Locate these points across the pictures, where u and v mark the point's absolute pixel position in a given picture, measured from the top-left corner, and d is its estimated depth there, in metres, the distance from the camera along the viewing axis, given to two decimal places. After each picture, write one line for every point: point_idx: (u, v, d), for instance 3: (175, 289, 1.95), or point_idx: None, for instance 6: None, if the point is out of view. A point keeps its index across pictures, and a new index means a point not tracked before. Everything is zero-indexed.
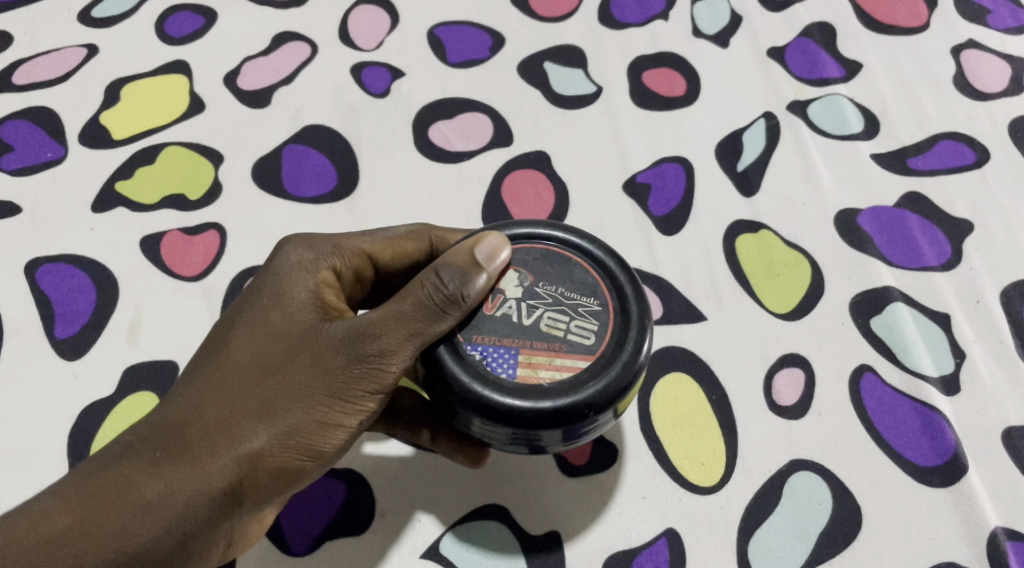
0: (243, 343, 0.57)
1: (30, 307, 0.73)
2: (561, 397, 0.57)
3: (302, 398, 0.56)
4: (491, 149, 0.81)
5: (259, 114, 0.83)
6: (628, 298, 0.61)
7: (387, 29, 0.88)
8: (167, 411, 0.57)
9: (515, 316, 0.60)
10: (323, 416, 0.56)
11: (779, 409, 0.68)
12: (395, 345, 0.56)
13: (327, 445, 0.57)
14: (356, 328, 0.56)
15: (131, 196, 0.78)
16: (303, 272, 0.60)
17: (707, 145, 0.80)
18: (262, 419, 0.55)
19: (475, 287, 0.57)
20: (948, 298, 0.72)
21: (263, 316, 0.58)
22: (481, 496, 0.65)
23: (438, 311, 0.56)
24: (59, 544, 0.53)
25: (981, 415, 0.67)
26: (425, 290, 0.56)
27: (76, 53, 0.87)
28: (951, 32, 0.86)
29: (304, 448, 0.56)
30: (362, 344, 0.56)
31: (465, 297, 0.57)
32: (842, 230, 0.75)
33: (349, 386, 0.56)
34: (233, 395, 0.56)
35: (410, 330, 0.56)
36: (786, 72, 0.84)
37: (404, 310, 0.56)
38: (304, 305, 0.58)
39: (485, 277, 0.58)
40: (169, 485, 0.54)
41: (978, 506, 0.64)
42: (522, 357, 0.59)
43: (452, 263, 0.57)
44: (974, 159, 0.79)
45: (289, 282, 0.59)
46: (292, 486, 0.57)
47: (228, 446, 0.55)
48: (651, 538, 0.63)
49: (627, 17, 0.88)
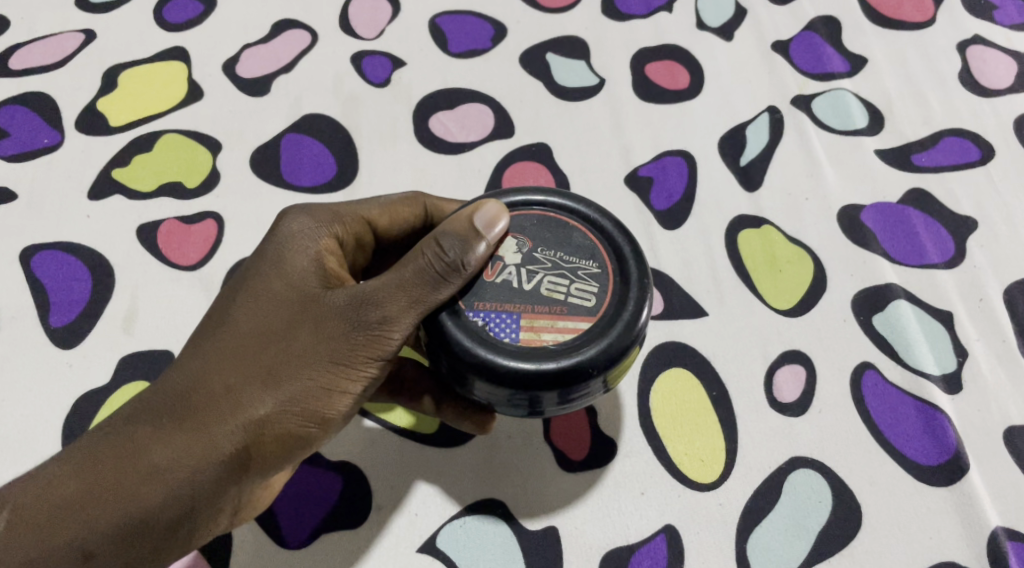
0: (246, 311, 0.57)
1: (24, 293, 0.72)
2: (565, 358, 0.56)
3: (307, 365, 0.55)
4: (492, 141, 0.80)
5: (259, 103, 0.82)
6: (627, 260, 0.60)
7: (388, 17, 0.87)
8: (172, 378, 0.56)
9: (519, 280, 0.59)
10: (328, 383, 0.55)
11: (779, 406, 0.67)
12: (398, 312, 0.55)
13: (332, 411, 0.56)
14: (358, 295, 0.55)
15: (129, 183, 0.77)
16: (306, 240, 0.59)
17: (710, 138, 0.80)
18: (267, 385, 0.55)
19: (475, 255, 0.57)
20: (952, 297, 0.72)
21: (266, 285, 0.57)
22: (480, 476, 0.65)
23: (438, 279, 0.56)
24: (69, 509, 0.53)
25: (983, 414, 0.67)
26: (425, 258, 0.56)
27: (74, 38, 0.86)
28: (957, 27, 0.86)
29: (309, 415, 0.55)
30: (366, 312, 0.55)
31: (466, 265, 0.56)
32: (845, 227, 0.75)
33: (352, 353, 0.55)
34: (238, 363, 0.55)
35: (415, 297, 0.56)
36: (791, 66, 0.84)
37: (404, 277, 0.56)
38: (308, 272, 0.57)
39: (484, 245, 0.57)
40: (176, 452, 0.54)
41: (979, 506, 0.64)
42: (524, 321, 0.58)
43: (451, 231, 0.56)
44: (978, 156, 0.78)
45: (291, 251, 0.58)
46: (298, 454, 0.57)
47: (234, 410, 0.54)
48: (649, 534, 0.63)
49: (631, 9, 0.88)
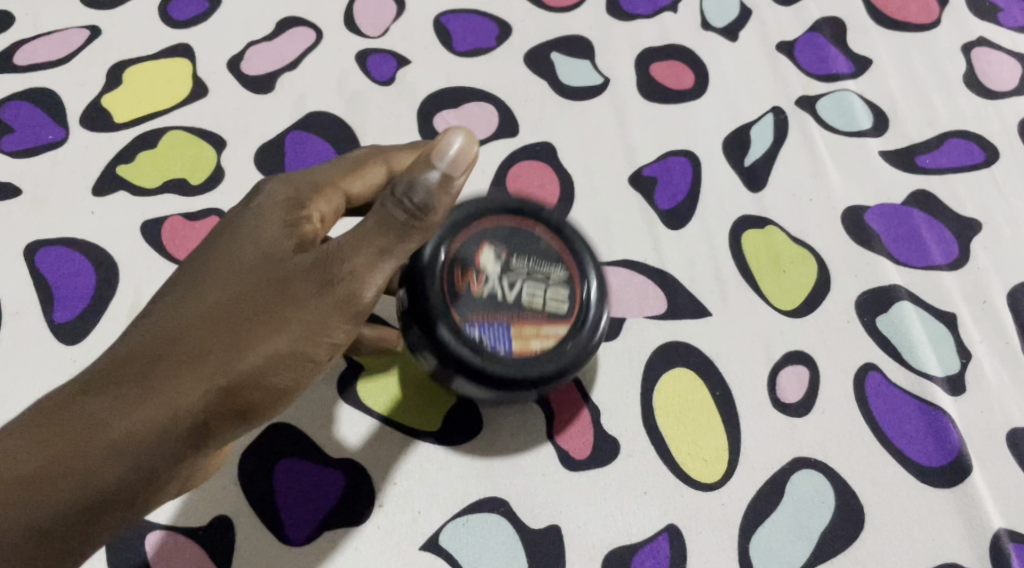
0: (208, 278, 0.55)
1: (28, 289, 0.72)
2: (555, 361, 0.62)
3: (273, 328, 0.54)
4: (496, 139, 0.80)
5: (263, 100, 0.82)
6: (588, 264, 0.66)
7: (393, 15, 0.87)
8: (129, 344, 0.54)
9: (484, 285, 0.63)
10: (294, 346, 0.54)
11: (782, 407, 0.67)
12: (364, 268, 0.55)
13: (297, 376, 0.55)
14: (325, 253, 0.55)
15: (133, 179, 0.78)
16: (269, 203, 0.58)
17: (714, 138, 0.80)
18: (235, 345, 0.53)
19: (443, 199, 0.55)
20: (955, 298, 0.72)
21: (228, 250, 0.56)
22: (482, 474, 0.65)
23: (405, 227, 0.55)
24: (27, 481, 0.51)
25: (986, 416, 0.67)
26: (389, 208, 0.54)
27: (78, 34, 0.86)
28: (962, 29, 0.86)
29: (273, 380, 0.54)
30: (335, 266, 0.54)
31: (432, 209, 0.54)
32: (849, 228, 0.75)
33: (320, 314, 0.54)
34: (200, 329, 0.54)
35: (382, 249, 0.55)
36: (796, 67, 0.84)
37: (369, 229, 0.54)
38: (275, 229, 0.56)
39: (453, 187, 0.55)
40: (136, 421, 0.52)
41: (982, 508, 0.64)
42: (514, 330, 0.62)
43: (413, 173, 0.54)
44: (982, 158, 0.78)
45: (255, 217, 0.57)
46: (263, 418, 0.56)
47: (201, 369, 0.53)
48: (652, 534, 0.63)
49: (636, 9, 0.87)
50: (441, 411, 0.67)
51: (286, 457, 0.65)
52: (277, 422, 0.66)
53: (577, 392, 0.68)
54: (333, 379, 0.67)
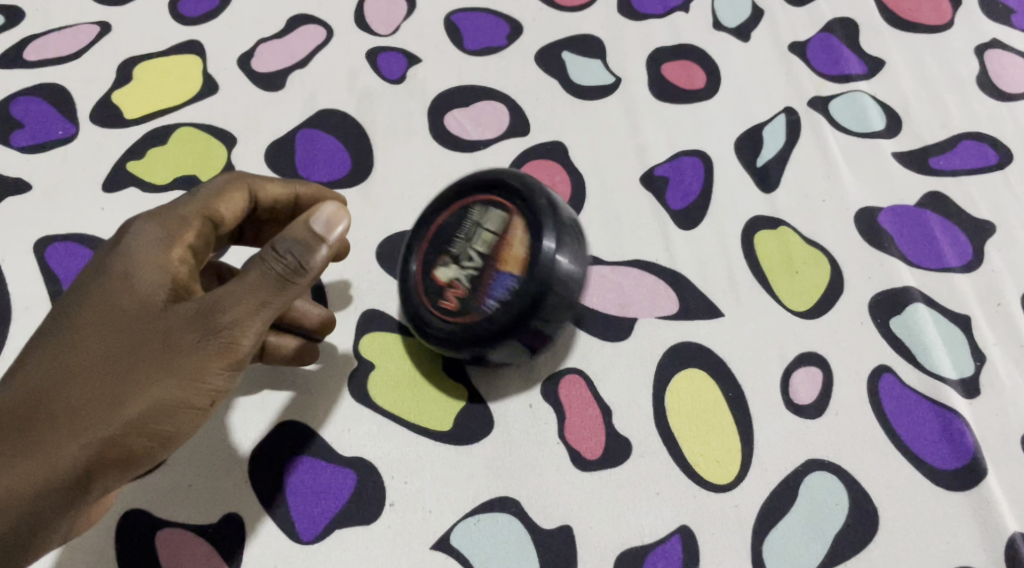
0: (92, 327, 0.57)
1: (37, 285, 0.72)
2: (457, 325, 0.63)
3: (153, 380, 0.55)
4: (507, 138, 0.80)
5: (273, 97, 0.82)
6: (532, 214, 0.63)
7: (403, 14, 0.87)
8: (16, 393, 0.56)
9: (513, 279, 0.62)
10: (174, 397, 0.56)
11: (795, 408, 0.67)
12: (243, 321, 0.56)
13: (177, 427, 0.56)
14: (204, 307, 0.56)
15: (143, 175, 0.77)
16: (152, 249, 0.59)
17: (726, 138, 0.79)
18: (114, 399, 0.55)
19: (318, 258, 0.57)
20: (969, 300, 0.71)
21: (110, 299, 0.57)
22: (494, 473, 0.64)
23: (282, 282, 0.56)
24: None
25: (1001, 419, 0.66)
26: (266, 264, 0.56)
27: (89, 30, 0.86)
28: (975, 31, 0.85)
29: (155, 432, 0.56)
30: (209, 320, 0.55)
31: (308, 267, 0.56)
32: (862, 229, 0.74)
33: (200, 365, 0.56)
34: (82, 382, 0.55)
35: (260, 302, 0.56)
36: (808, 68, 0.83)
37: (247, 284, 0.56)
38: (150, 283, 0.57)
39: (326, 248, 0.57)
40: (21, 474, 0.54)
41: (996, 512, 0.63)
42: (486, 302, 0.63)
43: (289, 235, 0.56)
44: (996, 160, 0.78)
45: (138, 263, 0.58)
46: (147, 466, 0.57)
47: (76, 428, 0.55)
48: (664, 535, 0.63)
49: (647, 8, 0.87)
50: (452, 411, 0.67)
51: (296, 455, 0.65)
52: (287, 420, 0.66)
53: (589, 393, 0.67)
54: (344, 378, 0.68)
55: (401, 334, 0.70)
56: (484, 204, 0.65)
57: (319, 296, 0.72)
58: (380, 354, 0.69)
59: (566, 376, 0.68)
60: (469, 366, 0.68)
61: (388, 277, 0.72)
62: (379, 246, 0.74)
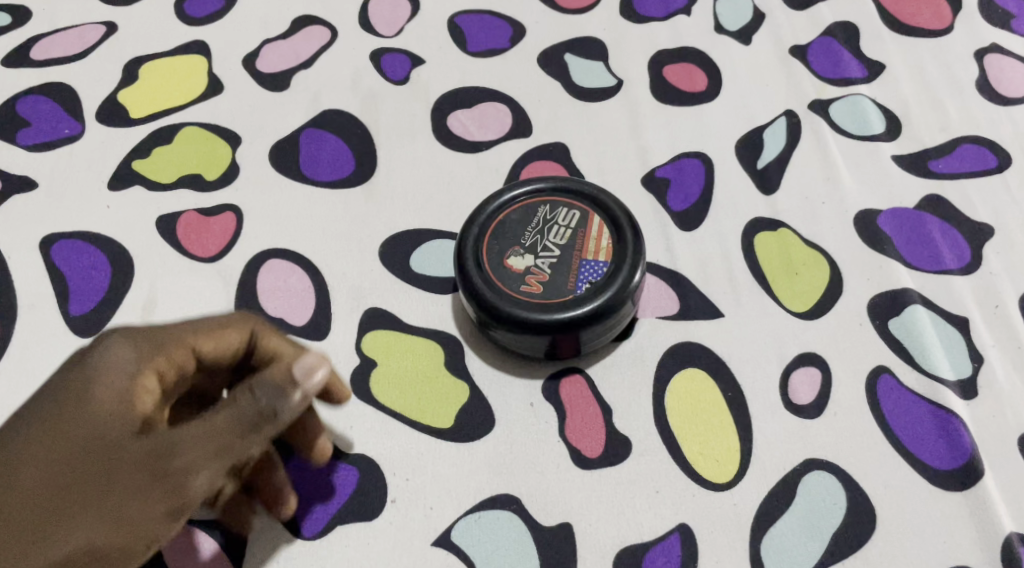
0: (43, 453, 0.58)
1: (43, 282, 0.73)
2: (528, 310, 0.65)
3: (110, 505, 0.57)
4: (510, 139, 0.80)
5: (278, 97, 0.82)
6: (621, 223, 0.69)
7: (407, 15, 0.88)
8: None
9: (605, 264, 0.68)
10: (132, 522, 0.57)
11: (794, 408, 0.67)
12: (204, 464, 0.57)
13: (133, 556, 0.58)
14: (165, 450, 0.57)
15: (149, 174, 0.78)
16: (117, 373, 0.60)
17: (727, 141, 0.80)
18: (68, 532, 0.57)
19: (289, 405, 0.59)
20: (968, 303, 0.72)
21: (65, 422, 0.58)
22: (494, 471, 0.65)
23: (248, 430, 0.58)
24: None
25: (998, 420, 0.67)
26: (239, 407, 0.58)
27: (96, 30, 0.87)
28: (975, 36, 0.86)
29: (112, 549, 0.57)
30: (169, 468, 0.57)
31: (279, 414, 0.58)
32: (862, 231, 0.75)
33: (156, 512, 0.57)
34: (37, 506, 0.57)
35: (223, 446, 0.57)
36: (809, 71, 0.84)
37: (212, 429, 0.57)
38: (111, 417, 0.58)
39: (299, 395, 0.59)
40: None
41: (993, 512, 0.64)
42: (558, 294, 0.66)
43: (268, 381, 0.58)
44: (995, 163, 0.78)
45: (101, 383, 0.59)
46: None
47: (31, 548, 0.56)
48: (663, 533, 0.63)
49: (649, 11, 0.88)
50: (454, 408, 0.67)
51: (299, 452, 0.66)
52: None
53: (589, 392, 0.68)
54: (347, 376, 0.68)
55: (403, 332, 0.70)
56: (554, 208, 0.71)
57: (322, 295, 0.72)
58: (382, 352, 0.69)
59: (567, 375, 0.68)
60: (471, 365, 0.69)
61: (391, 276, 0.73)
62: (382, 245, 0.74)
